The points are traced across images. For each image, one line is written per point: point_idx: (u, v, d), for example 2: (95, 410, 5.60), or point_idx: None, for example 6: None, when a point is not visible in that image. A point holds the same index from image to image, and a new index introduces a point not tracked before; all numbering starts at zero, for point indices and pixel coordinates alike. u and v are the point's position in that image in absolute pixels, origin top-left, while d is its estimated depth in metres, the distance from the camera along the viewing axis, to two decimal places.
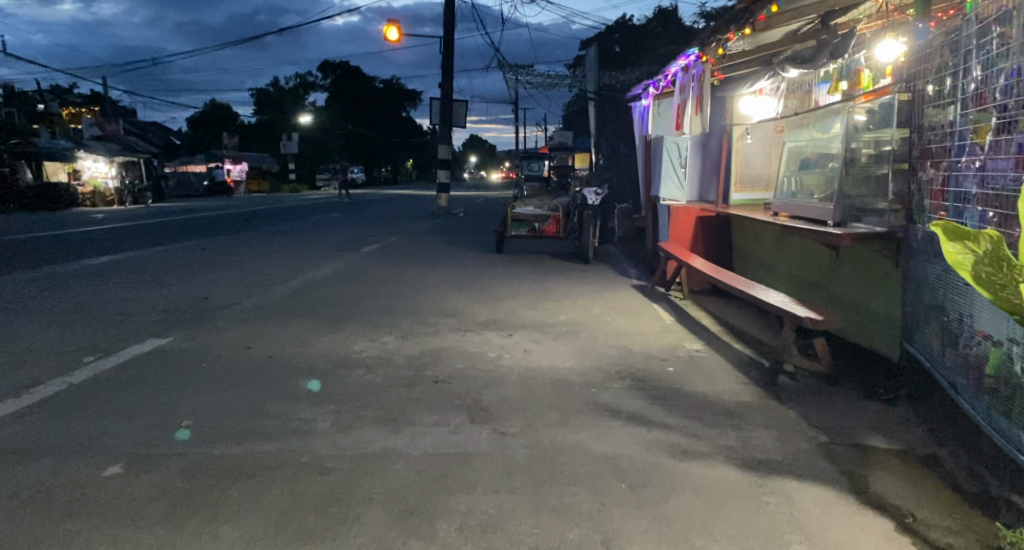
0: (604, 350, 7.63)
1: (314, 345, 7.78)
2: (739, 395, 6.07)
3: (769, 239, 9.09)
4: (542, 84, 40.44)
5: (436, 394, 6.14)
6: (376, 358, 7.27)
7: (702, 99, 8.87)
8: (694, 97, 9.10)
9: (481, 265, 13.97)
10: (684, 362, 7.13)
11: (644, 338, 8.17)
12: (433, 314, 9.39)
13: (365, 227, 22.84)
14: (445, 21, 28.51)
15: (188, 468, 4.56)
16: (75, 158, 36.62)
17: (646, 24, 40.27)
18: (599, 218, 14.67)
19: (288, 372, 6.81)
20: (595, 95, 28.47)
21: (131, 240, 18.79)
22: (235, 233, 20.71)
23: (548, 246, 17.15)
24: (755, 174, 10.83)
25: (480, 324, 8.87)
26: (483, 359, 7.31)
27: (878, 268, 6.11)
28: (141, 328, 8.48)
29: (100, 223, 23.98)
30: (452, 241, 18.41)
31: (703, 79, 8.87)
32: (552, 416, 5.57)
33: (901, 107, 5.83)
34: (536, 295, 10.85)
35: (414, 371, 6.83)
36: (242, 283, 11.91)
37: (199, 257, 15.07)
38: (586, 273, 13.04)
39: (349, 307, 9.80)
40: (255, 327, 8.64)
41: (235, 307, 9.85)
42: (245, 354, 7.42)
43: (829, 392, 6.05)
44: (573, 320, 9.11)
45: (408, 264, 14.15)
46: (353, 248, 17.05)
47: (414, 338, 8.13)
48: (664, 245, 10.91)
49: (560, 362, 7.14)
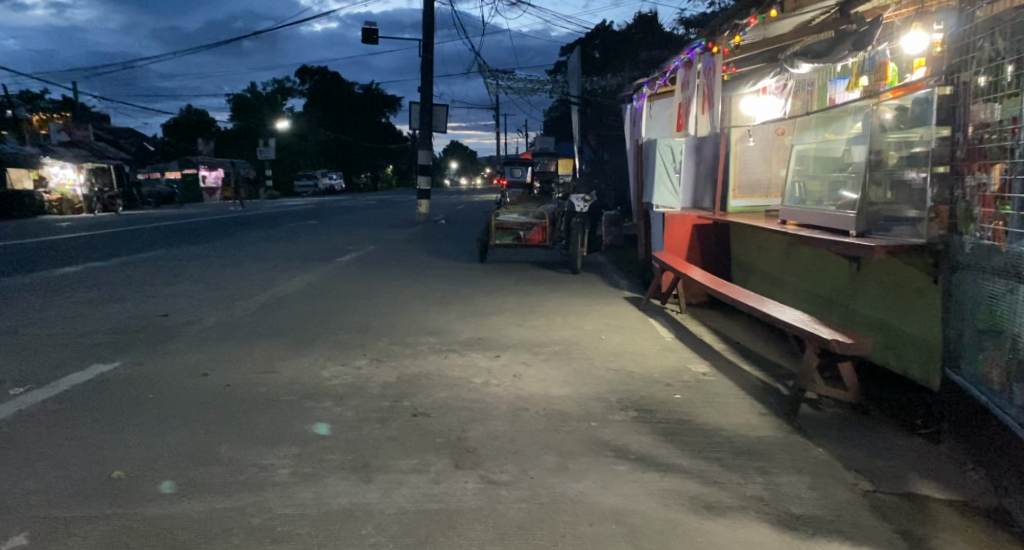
0: (602, 374, 6.89)
1: (279, 371, 6.98)
2: (759, 429, 5.36)
3: (776, 250, 8.41)
4: (523, 90, 39.81)
5: (414, 432, 5.37)
6: (348, 387, 6.47)
7: (712, 95, 8.08)
8: (701, 93, 8.51)
9: (463, 276, 13.21)
10: (691, 388, 6.41)
11: (644, 359, 7.43)
12: (412, 332, 8.62)
13: (342, 235, 22.02)
14: (424, 24, 27.79)
15: (110, 540, 3.75)
16: (41, 164, 35.56)
17: (627, 31, 39.82)
18: (588, 225, 13.96)
19: (246, 404, 6.00)
20: (578, 100, 27.85)
21: (93, 249, 17.87)
22: (204, 242, 19.83)
23: (533, 255, 16.40)
24: (755, 179, 10.18)
25: (463, 344, 8.11)
26: (468, 386, 6.54)
27: (911, 284, 5.42)
28: (84, 352, 7.62)
29: (65, 231, 22.98)
30: (433, 250, 17.63)
31: (712, 73, 8.09)
32: (549, 459, 4.81)
33: (941, 103, 5.15)
34: (523, 309, 10.10)
35: (390, 403, 6.05)
36: (206, 297, 11.08)
37: (163, 269, 14.20)
38: (576, 284, 12.32)
39: (321, 326, 9.00)
40: (215, 349, 7.81)
41: (195, 326, 9.02)
42: (200, 382, 6.60)
43: (859, 426, 5.34)
44: (565, 338, 8.38)
45: (386, 276, 13.36)
46: (328, 258, 16.23)
47: (391, 361, 7.35)
48: (660, 255, 10.22)
49: (554, 390, 6.39)
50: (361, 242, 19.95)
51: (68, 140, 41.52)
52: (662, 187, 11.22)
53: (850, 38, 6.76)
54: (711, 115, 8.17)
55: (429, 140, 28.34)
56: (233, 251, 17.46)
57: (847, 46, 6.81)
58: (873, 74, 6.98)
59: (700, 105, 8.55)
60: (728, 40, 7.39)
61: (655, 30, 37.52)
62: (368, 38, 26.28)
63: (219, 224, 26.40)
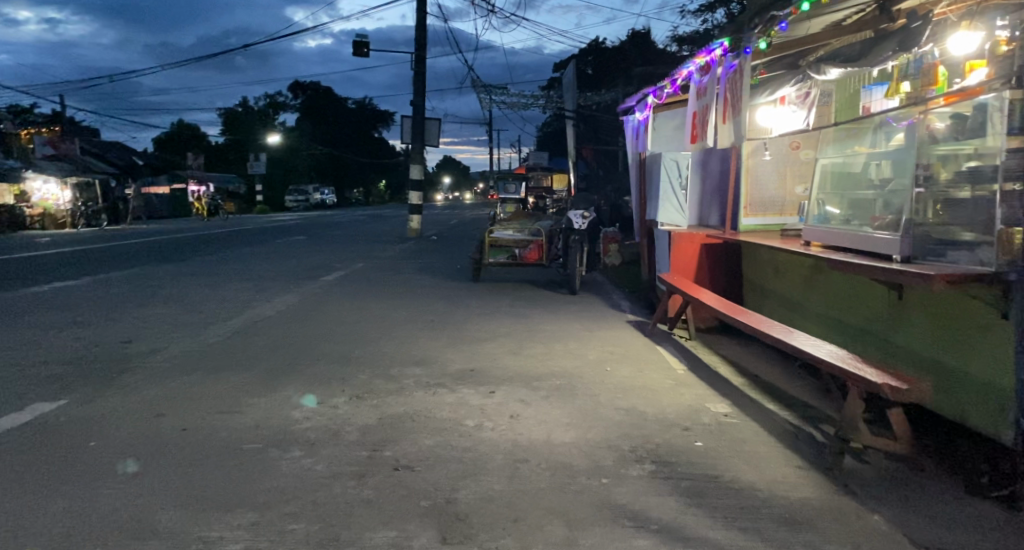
0: (610, 415, 6.11)
1: (245, 410, 6.17)
2: (799, 488, 4.61)
3: (795, 274, 7.67)
4: (516, 104, 39.31)
5: (395, 492, 4.59)
6: (321, 432, 5.66)
7: (738, 102, 7.27)
8: (720, 101, 7.79)
9: (455, 297, 12.42)
10: (713, 434, 5.65)
11: (656, 397, 6.65)
12: (397, 363, 7.82)
13: (330, 251, 21.24)
14: (417, 36, 27.17)
15: None
16: (23, 178, 34.69)
17: (621, 46, 39.27)
18: (587, 243, 13.21)
19: (202, 455, 5.20)
20: (573, 113, 27.22)
21: (67, 266, 17.05)
22: (184, 259, 19.01)
23: (528, 274, 15.63)
24: (768, 196, 9.54)
25: (454, 377, 7.31)
26: (458, 431, 5.74)
27: (973, 319, 4.67)
28: (28, 389, 6.79)
29: (41, 248, 22.09)
30: (423, 268, 16.86)
31: (738, 78, 7.30)
32: (555, 531, 4.04)
33: (1013, 108, 4.42)
34: (519, 335, 9.33)
35: (368, 452, 5.26)
36: (176, 322, 10.26)
37: (135, 289, 13.36)
38: (575, 306, 11.54)
39: (297, 355, 8.19)
40: (176, 383, 6.99)
41: (158, 355, 8.20)
42: (152, 426, 5.79)
43: (916, 485, 4.59)
44: (565, 370, 7.60)
45: (372, 297, 12.57)
46: (312, 277, 15.40)
47: (373, 398, 6.55)
48: (667, 277, 9.47)
49: (557, 436, 5.60)
50: (349, 259, 19.18)
51: (53, 154, 40.67)
52: (667, 204, 10.47)
53: (896, 36, 6.06)
54: (734, 124, 7.45)
55: (420, 155, 27.63)
56: (213, 269, 16.61)
57: (891, 45, 6.08)
58: (914, 78, 6.26)
59: (720, 114, 7.82)
60: (760, 36, 6.71)
61: (648, 46, 37.15)
62: (359, 50, 25.60)
63: (203, 240, 25.52)
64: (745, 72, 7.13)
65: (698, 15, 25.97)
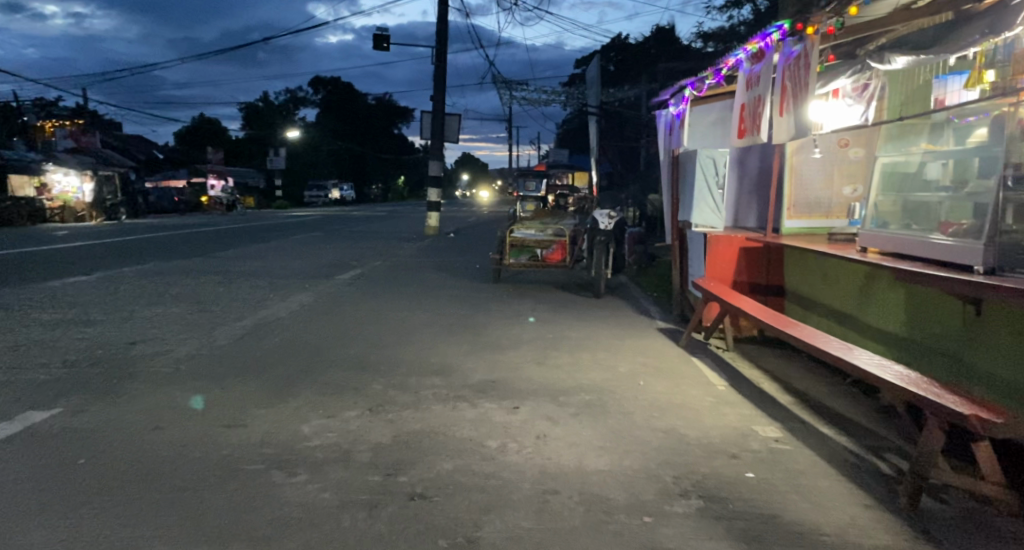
0: (648, 437, 5.55)
1: (248, 424, 5.66)
2: (872, 533, 4.02)
3: (846, 283, 7.08)
4: (537, 101, 38.77)
5: (411, 527, 4.05)
6: (331, 452, 5.14)
7: (800, 93, 6.64)
8: (777, 92, 7.19)
9: (476, 299, 11.89)
10: (764, 462, 5.07)
11: (696, 416, 6.08)
12: (415, 372, 7.29)
13: (348, 248, 20.76)
14: (439, 30, 26.65)
15: None
16: (43, 170, 34.52)
17: (644, 43, 38.66)
18: (613, 244, 12.66)
19: (198, 477, 4.68)
20: (597, 110, 26.64)
21: (80, 261, 16.67)
22: (199, 254, 18.60)
23: (550, 275, 15.08)
24: (814, 197, 9.11)
25: (476, 389, 6.77)
26: (480, 453, 5.20)
27: None
28: (20, 395, 6.31)
29: (56, 241, 21.77)
30: (442, 268, 16.36)
31: (801, 65, 6.66)
32: None
33: None
34: (544, 342, 8.78)
35: (382, 477, 4.73)
36: (184, 322, 9.77)
37: (145, 286, 12.91)
38: (602, 311, 10.96)
39: (309, 360, 7.68)
40: (178, 391, 6.50)
41: (163, 358, 7.72)
42: (148, 441, 5.28)
43: (1008, 533, 4.01)
44: (595, 383, 7.04)
45: (390, 297, 12.04)
46: (328, 275, 14.91)
47: (388, 412, 6.02)
48: (703, 282, 8.87)
49: (590, 462, 5.04)
50: (367, 257, 18.70)
51: (73, 147, 40.52)
52: (702, 204, 9.88)
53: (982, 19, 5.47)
54: (794, 117, 6.82)
55: (441, 151, 27.14)
56: (228, 266, 16.14)
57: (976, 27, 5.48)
58: (1001, 66, 5.59)
59: (777, 106, 7.22)
60: (831, 13, 6.07)
61: (672, 43, 36.53)
62: (380, 44, 25.12)
63: (220, 235, 25.09)
64: (811, 56, 6.46)
65: (724, 12, 25.36)
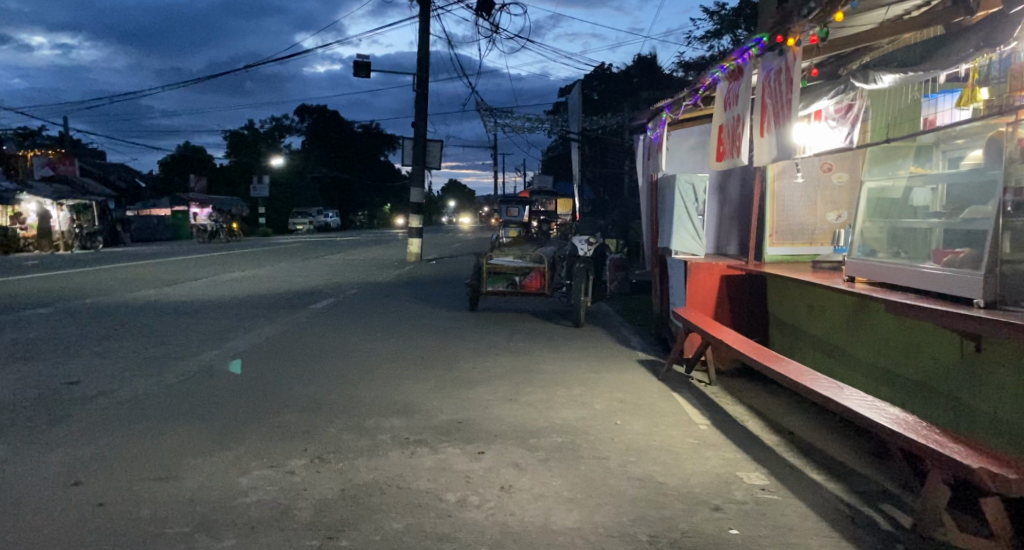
0: (623, 487, 5.05)
1: (180, 477, 5.11)
2: None
3: (831, 313, 6.67)
4: (521, 128, 38.60)
5: None
6: (268, 510, 4.61)
7: (782, 111, 6.28)
8: (758, 111, 6.84)
9: (450, 330, 11.39)
10: (751, 517, 4.57)
11: (676, 461, 5.60)
12: (376, 413, 6.78)
13: (324, 276, 20.22)
14: (420, 57, 26.40)
15: None
16: (16, 199, 33.78)
17: (627, 72, 38.75)
18: (593, 272, 12.21)
19: (111, 543, 4.13)
20: (580, 136, 26.37)
21: (42, 291, 16.03)
22: (169, 284, 17.98)
23: (529, 304, 14.63)
24: (797, 223, 8.73)
25: (440, 431, 6.26)
26: (436, 509, 4.68)
27: None
28: None
29: (22, 271, 21.06)
30: (419, 296, 15.88)
31: (782, 82, 6.30)
32: None
33: None
34: (517, 377, 8.29)
35: (322, 541, 4.20)
36: (137, 358, 9.18)
37: (104, 318, 12.30)
38: (581, 342, 10.48)
39: (262, 400, 7.14)
40: (111, 438, 5.92)
41: (104, 400, 7.14)
42: (62, 500, 4.71)
43: None
44: (569, 423, 6.55)
45: (361, 329, 11.52)
46: (299, 306, 14.36)
47: (339, 461, 5.50)
48: (684, 312, 8.42)
49: (557, 519, 4.54)
50: (343, 285, 18.18)
51: (50, 176, 39.77)
52: (682, 231, 9.49)
53: (977, 33, 5.14)
54: (775, 138, 6.47)
55: (422, 178, 26.72)
56: (196, 296, 15.56)
57: (971, 42, 5.15)
58: (995, 83, 5.30)
59: (757, 126, 6.86)
60: (817, 23, 5.69)
61: (654, 72, 36.59)
62: (360, 72, 24.80)
63: (195, 263, 24.41)
64: (793, 71, 6.07)
65: (703, 42, 25.38)
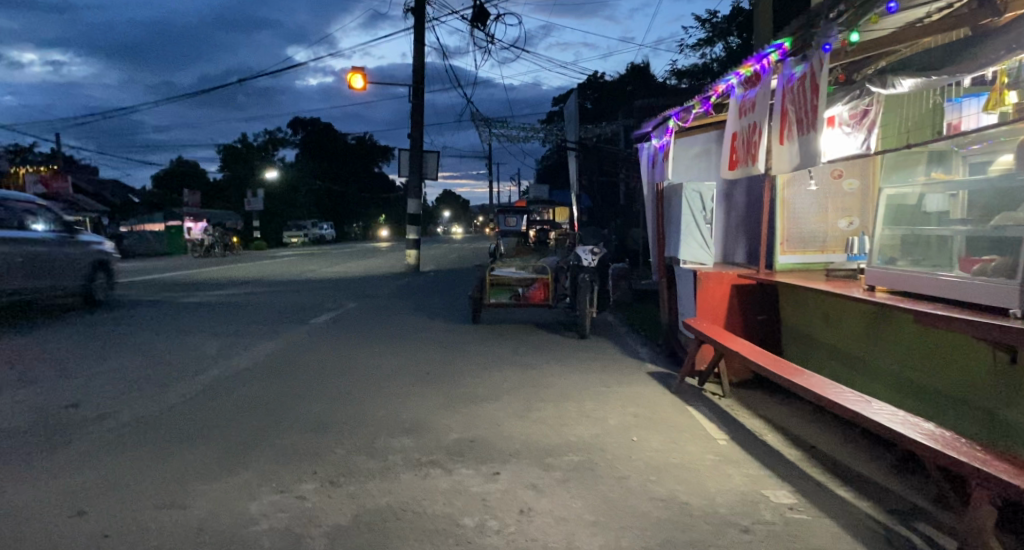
0: (647, 508, 4.88)
1: (186, 505, 4.92)
2: None
3: (849, 321, 6.53)
4: (516, 138, 38.56)
5: None
6: (280, 539, 4.42)
7: (806, 117, 6.16)
8: (778, 118, 6.72)
9: (454, 343, 11.21)
10: (783, 539, 4.39)
11: (699, 479, 5.43)
12: (385, 432, 6.60)
13: (322, 290, 20.04)
14: (415, 68, 26.32)
15: None
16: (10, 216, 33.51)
17: (621, 80, 38.77)
18: (598, 282, 12.05)
19: None
20: (577, 145, 26.29)
21: (36, 310, 15.79)
22: (165, 300, 17.77)
23: (531, 315, 14.46)
24: (808, 231, 8.60)
25: (453, 451, 6.09)
26: (455, 535, 4.50)
27: None
28: None
29: None
30: (419, 309, 15.71)
31: (806, 87, 6.18)
32: None
33: None
34: (527, 391, 8.12)
35: None
36: (136, 378, 8.98)
37: (101, 337, 12.09)
38: (588, 354, 10.31)
39: (267, 421, 6.95)
40: (113, 465, 5.72)
41: (104, 424, 6.93)
42: (62, 532, 4.50)
43: None
44: (584, 440, 6.38)
45: (363, 344, 11.34)
46: (299, 320, 14.17)
47: (350, 484, 5.32)
48: (695, 322, 8.26)
49: (581, 544, 4.36)
50: (342, 299, 18.00)
51: (43, 192, 39.53)
52: (690, 240, 9.36)
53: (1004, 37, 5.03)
54: (797, 145, 6.35)
55: (419, 189, 26.58)
56: (194, 312, 15.36)
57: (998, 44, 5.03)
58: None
59: (776, 133, 6.74)
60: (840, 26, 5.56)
61: (648, 80, 36.61)
62: None
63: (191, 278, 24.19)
64: (819, 77, 5.94)
65: (697, 50, 25.38)
